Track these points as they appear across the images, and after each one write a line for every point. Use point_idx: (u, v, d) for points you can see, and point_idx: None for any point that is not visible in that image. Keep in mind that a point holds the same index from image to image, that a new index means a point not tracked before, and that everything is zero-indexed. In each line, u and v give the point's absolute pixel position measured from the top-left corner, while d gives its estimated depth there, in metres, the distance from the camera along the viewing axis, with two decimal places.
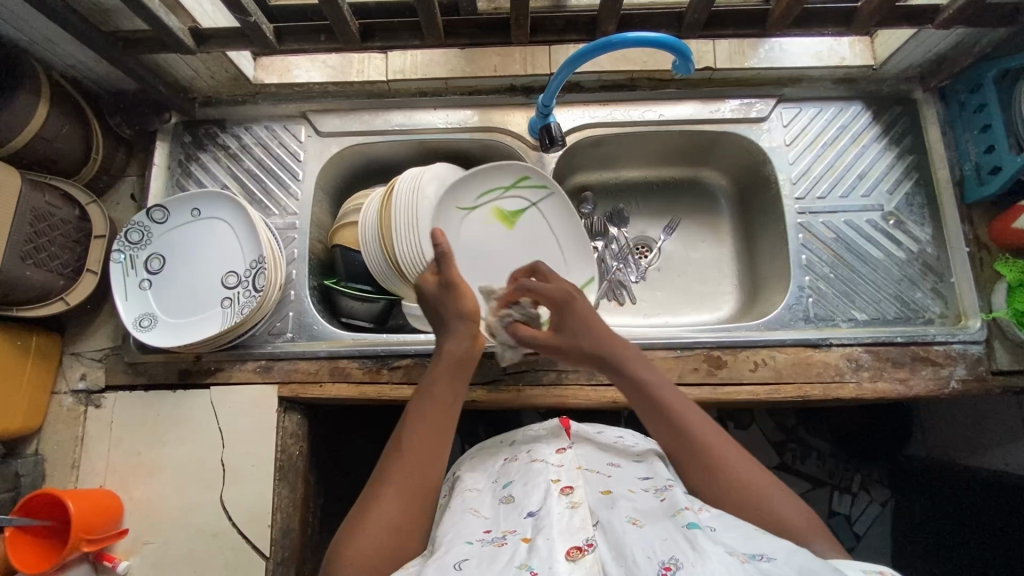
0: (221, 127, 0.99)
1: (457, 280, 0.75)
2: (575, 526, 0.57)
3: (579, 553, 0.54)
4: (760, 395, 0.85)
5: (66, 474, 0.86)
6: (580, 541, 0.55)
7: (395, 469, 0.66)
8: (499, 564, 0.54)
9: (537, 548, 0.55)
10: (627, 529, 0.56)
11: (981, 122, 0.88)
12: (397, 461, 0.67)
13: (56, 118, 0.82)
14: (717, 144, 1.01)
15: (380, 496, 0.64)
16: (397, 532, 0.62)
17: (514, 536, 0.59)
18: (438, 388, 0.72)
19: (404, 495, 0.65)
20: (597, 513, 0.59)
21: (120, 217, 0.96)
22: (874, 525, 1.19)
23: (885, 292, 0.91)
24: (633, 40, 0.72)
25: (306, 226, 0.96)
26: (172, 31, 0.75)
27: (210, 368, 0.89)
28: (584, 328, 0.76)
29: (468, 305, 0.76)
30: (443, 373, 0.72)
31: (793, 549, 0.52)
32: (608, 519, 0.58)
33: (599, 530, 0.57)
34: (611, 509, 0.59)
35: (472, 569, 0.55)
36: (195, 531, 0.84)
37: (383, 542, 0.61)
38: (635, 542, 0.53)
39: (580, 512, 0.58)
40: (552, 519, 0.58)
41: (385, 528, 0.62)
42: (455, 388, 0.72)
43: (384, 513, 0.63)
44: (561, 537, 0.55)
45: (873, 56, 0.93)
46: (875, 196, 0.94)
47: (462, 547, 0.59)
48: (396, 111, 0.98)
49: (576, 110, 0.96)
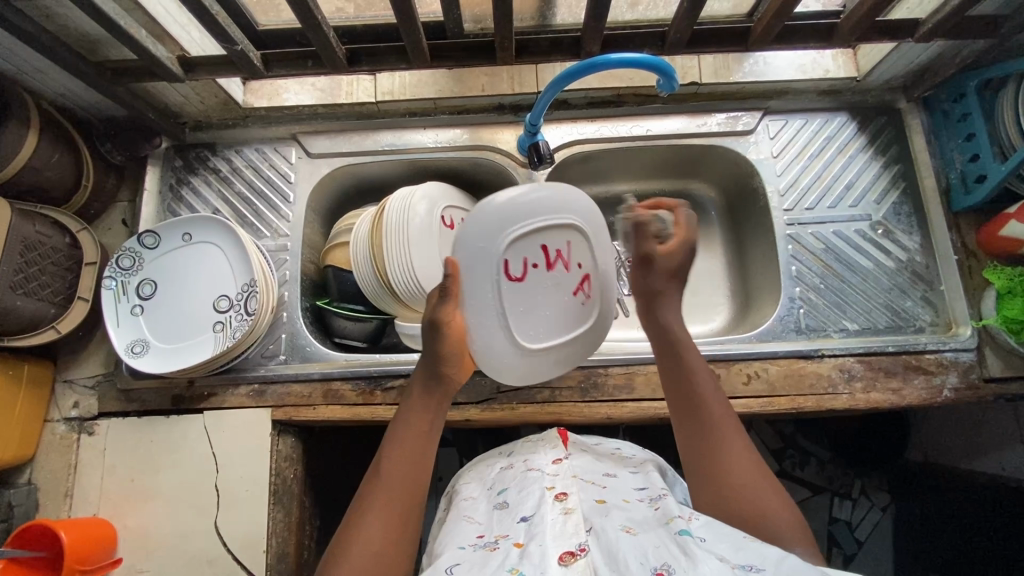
0: (211, 150, 0.99)
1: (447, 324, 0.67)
2: (569, 531, 0.57)
3: (571, 557, 0.53)
4: (753, 408, 0.85)
5: (59, 503, 0.86)
6: (572, 546, 0.55)
7: (376, 495, 0.63)
8: (489, 568, 0.54)
9: (529, 552, 0.54)
10: (620, 536, 0.55)
11: (965, 131, 0.89)
12: (377, 487, 0.63)
13: (46, 147, 0.82)
14: (705, 157, 1.02)
15: (359, 525, 0.61)
16: (383, 558, 0.60)
17: (506, 541, 0.59)
18: (414, 412, 0.69)
19: (387, 519, 0.62)
20: (591, 521, 0.58)
21: (111, 243, 0.96)
22: (874, 532, 1.20)
23: (876, 301, 0.91)
24: (617, 60, 0.73)
25: (297, 248, 0.96)
26: (159, 60, 0.76)
27: (202, 393, 0.89)
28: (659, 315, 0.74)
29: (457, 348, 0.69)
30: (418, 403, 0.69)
31: (782, 556, 0.50)
32: (603, 525, 0.57)
33: (593, 535, 0.56)
34: (606, 517, 0.59)
35: (462, 572, 0.55)
36: (190, 558, 0.83)
37: (371, 571, 0.58)
38: (629, 548, 0.52)
39: (574, 518, 0.59)
40: (546, 526, 0.58)
41: (369, 556, 0.59)
42: (429, 411, 0.69)
43: (366, 539, 0.60)
44: (554, 542, 0.55)
45: (856, 68, 0.94)
46: (863, 206, 0.95)
47: (455, 551, 0.60)
48: (385, 131, 0.99)
49: (564, 127, 0.97)
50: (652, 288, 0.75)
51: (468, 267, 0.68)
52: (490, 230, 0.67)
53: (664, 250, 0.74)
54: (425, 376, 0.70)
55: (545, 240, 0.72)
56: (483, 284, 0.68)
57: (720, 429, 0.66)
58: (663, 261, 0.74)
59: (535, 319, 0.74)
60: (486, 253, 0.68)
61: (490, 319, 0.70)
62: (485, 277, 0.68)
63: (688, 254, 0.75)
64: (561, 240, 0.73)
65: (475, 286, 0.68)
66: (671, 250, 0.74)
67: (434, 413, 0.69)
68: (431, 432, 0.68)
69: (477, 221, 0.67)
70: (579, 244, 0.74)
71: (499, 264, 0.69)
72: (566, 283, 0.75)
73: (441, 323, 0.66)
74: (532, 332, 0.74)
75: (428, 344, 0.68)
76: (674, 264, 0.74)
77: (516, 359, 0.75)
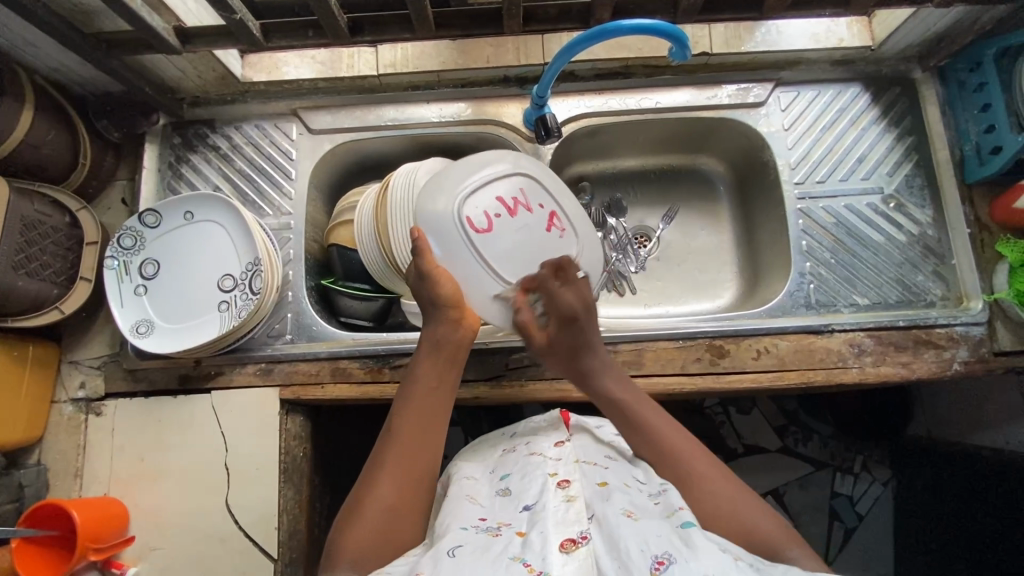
0: (210, 127, 0.97)
1: (433, 268, 0.72)
2: (570, 519, 0.57)
3: (572, 545, 0.54)
4: (762, 382, 0.85)
5: (69, 483, 0.86)
6: (574, 533, 0.56)
7: (390, 448, 0.65)
8: (489, 555, 0.54)
9: (531, 540, 0.55)
10: (621, 521, 0.55)
11: (981, 102, 0.87)
12: (395, 447, 0.65)
13: (41, 123, 0.80)
14: (715, 130, 1.00)
15: (375, 485, 0.63)
16: (397, 513, 0.62)
17: (509, 529, 0.59)
18: (427, 372, 0.70)
19: (406, 479, 0.64)
20: (593, 507, 0.59)
21: (111, 222, 0.95)
22: (874, 506, 1.21)
23: (887, 275, 0.91)
24: (628, 27, 0.71)
25: (301, 226, 0.95)
26: (155, 30, 0.73)
27: (209, 373, 0.88)
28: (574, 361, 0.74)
29: (447, 290, 0.72)
30: (427, 359, 0.71)
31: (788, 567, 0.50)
32: (604, 511, 0.58)
33: (594, 522, 0.57)
34: (607, 502, 0.59)
35: (464, 556, 0.54)
36: (202, 536, 0.84)
37: (383, 525, 0.61)
38: (630, 536, 0.53)
39: (576, 506, 0.59)
40: (548, 513, 0.59)
41: (382, 511, 0.61)
42: (445, 373, 0.71)
43: (383, 496, 0.62)
44: (556, 529, 0.56)
45: (871, 37, 0.92)
46: (875, 178, 0.93)
47: (456, 532, 0.59)
48: (388, 106, 0.96)
49: (572, 99, 0.95)
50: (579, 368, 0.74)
51: (439, 234, 0.75)
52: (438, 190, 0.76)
53: (550, 332, 0.74)
54: (432, 337, 0.72)
55: (499, 193, 0.77)
56: (455, 246, 0.74)
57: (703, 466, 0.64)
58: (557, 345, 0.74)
59: (520, 262, 0.76)
60: (445, 219, 0.75)
61: (477, 271, 0.75)
62: (450, 234, 0.74)
63: (579, 327, 0.73)
64: (512, 190, 0.78)
65: (450, 248, 0.75)
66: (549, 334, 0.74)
67: (443, 371, 0.71)
68: (440, 388, 0.70)
69: (433, 204, 0.76)
70: (531, 187, 0.79)
71: (462, 223, 0.74)
72: (538, 223, 0.78)
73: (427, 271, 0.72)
74: (522, 275, 0.76)
75: (422, 294, 0.73)
76: (563, 346, 0.74)
77: (517, 300, 0.77)
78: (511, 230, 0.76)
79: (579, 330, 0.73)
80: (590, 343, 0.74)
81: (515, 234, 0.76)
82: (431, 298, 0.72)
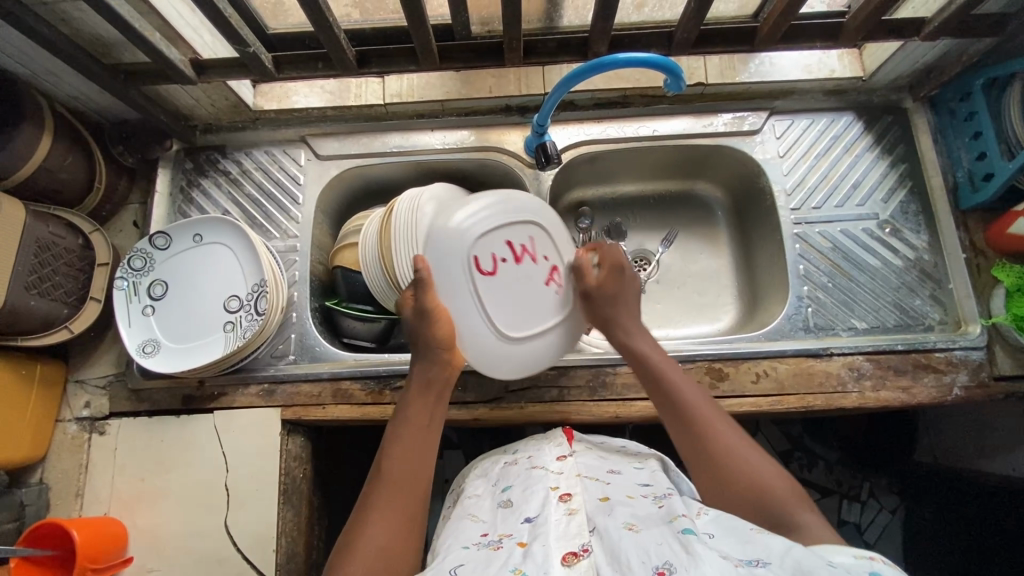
0: (221, 152, 1.00)
1: (435, 308, 0.77)
2: (572, 532, 0.57)
3: (574, 558, 0.54)
4: (762, 406, 0.85)
5: (70, 502, 0.86)
6: (575, 546, 0.55)
7: (381, 489, 0.68)
8: (492, 567, 0.54)
9: (532, 552, 0.55)
10: (623, 535, 0.55)
11: (972, 130, 0.89)
12: (376, 491, 0.67)
13: (60, 149, 0.83)
14: (712, 157, 1.02)
15: (367, 522, 0.65)
16: (389, 552, 0.63)
17: (510, 540, 0.59)
18: (413, 410, 0.75)
19: (393, 518, 0.65)
20: (594, 520, 0.59)
21: (122, 244, 0.98)
22: (884, 534, 1.17)
23: (884, 300, 0.91)
24: (624, 61, 0.74)
25: (306, 249, 0.97)
26: (173, 63, 0.77)
27: (212, 393, 0.89)
28: (612, 299, 0.83)
29: (446, 334, 0.77)
30: (413, 398, 0.75)
31: (788, 545, 0.50)
32: (605, 524, 0.57)
33: (596, 536, 0.56)
34: (609, 516, 0.59)
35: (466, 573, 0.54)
36: (200, 558, 0.84)
37: (376, 563, 0.61)
38: (631, 547, 0.53)
39: (578, 518, 0.59)
40: (549, 527, 0.59)
41: (375, 548, 0.62)
42: (428, 408, 0.75)
43: (372, 538, 0.63)
44: (557, 543, 0.56)
45: (862, 68, 0.95)
46: (870, 205, 0.95)
47: (457, 552, 0.59)
48: (393, 133, 1.00)
49: (571, 128, 0.98)
50: (610, 319, 0.82)
51: (440, 271, 0.80)
52: (453, 242, 0.81)
53: (596, 280, 0.84)
54: (422, 377, 0.77)
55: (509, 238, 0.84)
56: (460, 286, 0.81)
57: (716, 428, 0.69)
58: (597, 290, 0.83)
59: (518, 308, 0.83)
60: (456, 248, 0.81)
61: (471, 312, 0.81)
62: (460, 275, 0.80)
63: (623, 278, 0.84)
64: (522, 237, 0.85)
65: (454, 287, 0.80)
66: (601, 279, 0.84)
67: (432, 410, 0.75)
68: (431, 424, 0.75)
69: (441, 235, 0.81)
70: (541, 238, 0.86)
71: (468, 264, 0.81)
72: (538, 274, 0.85)
73: (429, 312, 0.77)
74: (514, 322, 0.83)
75: (416, 333, 0.78)
76: (606, 289, 0.84)
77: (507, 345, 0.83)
78: (516, 276, 0.83)
79: (622, 280, 0.84)
80: (620, 297, 0.84)
81: (515, 281, 0.83)
82: (428, 340, 0.77)
